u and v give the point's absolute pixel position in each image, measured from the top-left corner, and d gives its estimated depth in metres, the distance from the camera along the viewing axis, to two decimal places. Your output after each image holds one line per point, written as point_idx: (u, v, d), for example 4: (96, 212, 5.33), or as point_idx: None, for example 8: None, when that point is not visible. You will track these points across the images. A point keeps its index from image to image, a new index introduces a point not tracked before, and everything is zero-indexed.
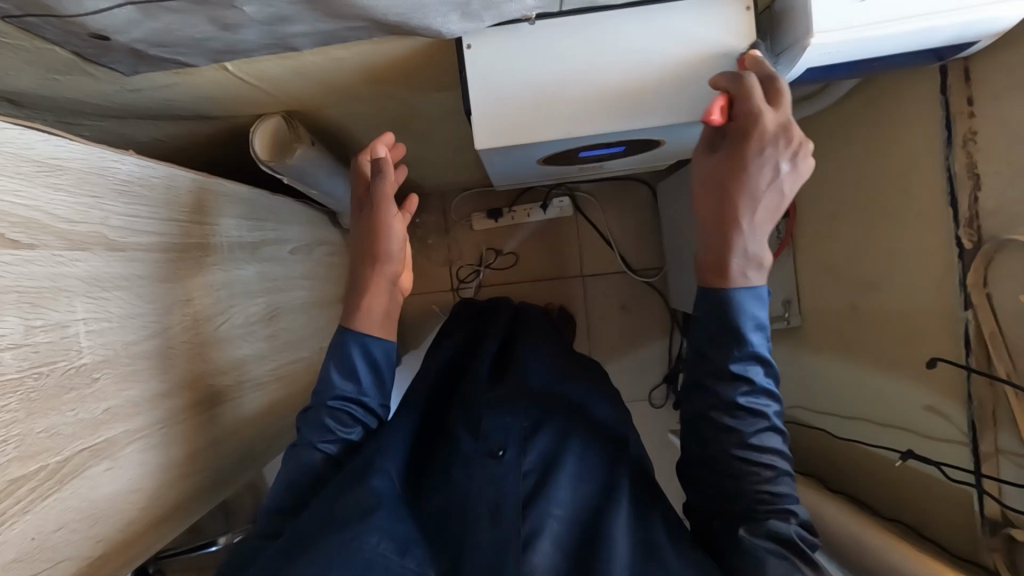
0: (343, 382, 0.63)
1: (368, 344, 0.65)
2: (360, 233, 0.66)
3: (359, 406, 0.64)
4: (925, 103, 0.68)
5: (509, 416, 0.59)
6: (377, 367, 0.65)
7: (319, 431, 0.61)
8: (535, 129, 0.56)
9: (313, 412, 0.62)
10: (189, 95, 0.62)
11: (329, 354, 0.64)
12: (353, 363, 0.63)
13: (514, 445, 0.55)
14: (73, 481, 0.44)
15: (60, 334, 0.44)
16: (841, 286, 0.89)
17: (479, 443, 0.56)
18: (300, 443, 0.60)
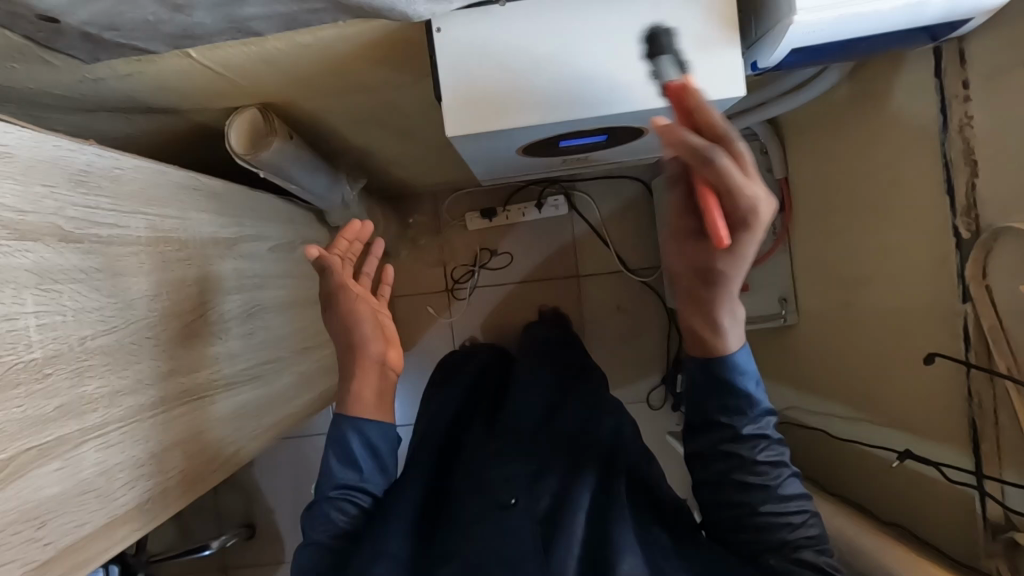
0: (342, 471, 0.63)
1: (365, 429, 0.64)
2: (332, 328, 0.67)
3: (362, 493, 0.64)
4: (921, 87, 0.66)
5: (512, 467, 0.63)
6: (376, 450, 0.65)
7: (326, 526, 0.60)
8: (509, 114, 0.53)
9: (319, 508, 0.62)
10: (155, 86, 0.61)
11: (326, 444, 0.64)
12: (349, 449, 0.63)
13: (523, 495, 0.59)
14: (19, 480, 0.42)
15: (7, 327, 0.43)
16: (835, 283, 0.87)
17: (489, 496, 0.60)
18: (307, 543, 0.60)
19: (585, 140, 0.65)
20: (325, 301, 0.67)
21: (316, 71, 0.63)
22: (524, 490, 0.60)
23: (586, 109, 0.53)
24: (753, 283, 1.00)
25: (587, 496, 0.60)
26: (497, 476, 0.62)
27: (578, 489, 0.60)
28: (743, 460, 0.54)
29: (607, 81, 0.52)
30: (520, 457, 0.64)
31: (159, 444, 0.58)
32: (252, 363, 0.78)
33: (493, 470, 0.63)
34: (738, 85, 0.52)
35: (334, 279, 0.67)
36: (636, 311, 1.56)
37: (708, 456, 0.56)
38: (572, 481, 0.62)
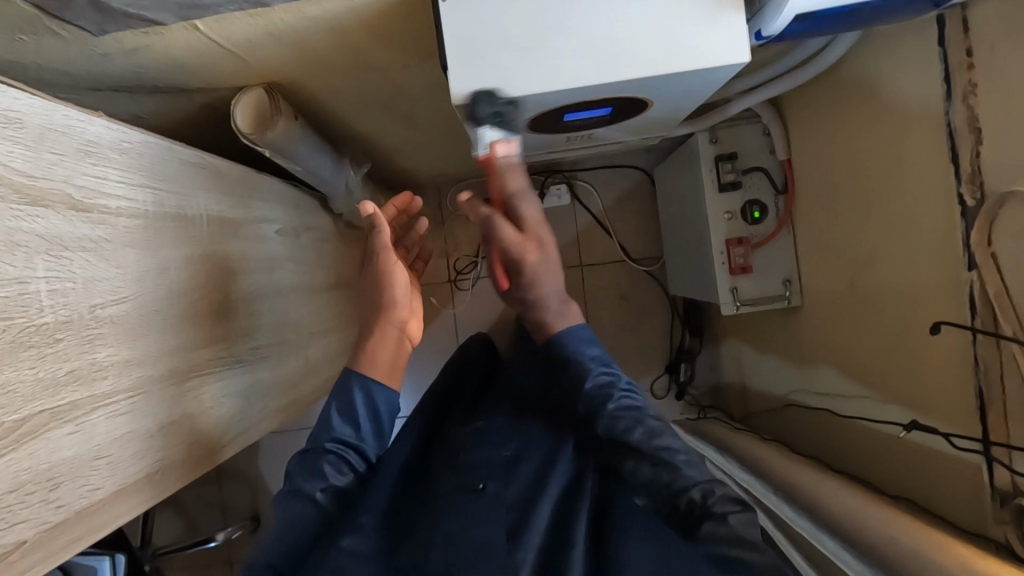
0: (341, 425, 0.69)
1: (371, 390, 0.72)
2: (368, 284, 0.75)
3: (356, 451, 0.68)
4: (923, 57, 0.66)
5: (486, 452, 0.65)
6: (376, 414, 0.71)
7: (315, 474, 0.64)
8: (514, 82, 0.54)
9: (313, 458, 0.66)
10: (162, 62, 0.61)
11: (331, 396, 0.71)
12: (350, 406, 0.70)
13: (493, 478, 0.62)
14: (32, 442, 0.42)
15: (19, 290, 0.43)
16: (840, 261, 0.87)
17: (465, 477, 0.63)
18: (294, 490, 0.63)
19: (590, 113, 0.65)
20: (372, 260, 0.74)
21: (321, 46, 0.64)
22: (494, 474, 0.62)
23: (592, 77, 0.53)
24: (757, 264, 1.01)
25: (559, 481, 0.60)
26: (473, 460, 0.65)
27: (551, 467, 0.62)
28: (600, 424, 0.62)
29: (613, 49, 0.53)
30: (493, 445, 0.66)
31: (169, 417, 0.58)
32: (259, 344, 0.78)
33: (472, 453, 0.66)
34: (742, 54, 0.52)
35: (382, 236, 0.73)
36: (640, 300, 1.56)
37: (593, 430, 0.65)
38: (547, 462, 0.63)
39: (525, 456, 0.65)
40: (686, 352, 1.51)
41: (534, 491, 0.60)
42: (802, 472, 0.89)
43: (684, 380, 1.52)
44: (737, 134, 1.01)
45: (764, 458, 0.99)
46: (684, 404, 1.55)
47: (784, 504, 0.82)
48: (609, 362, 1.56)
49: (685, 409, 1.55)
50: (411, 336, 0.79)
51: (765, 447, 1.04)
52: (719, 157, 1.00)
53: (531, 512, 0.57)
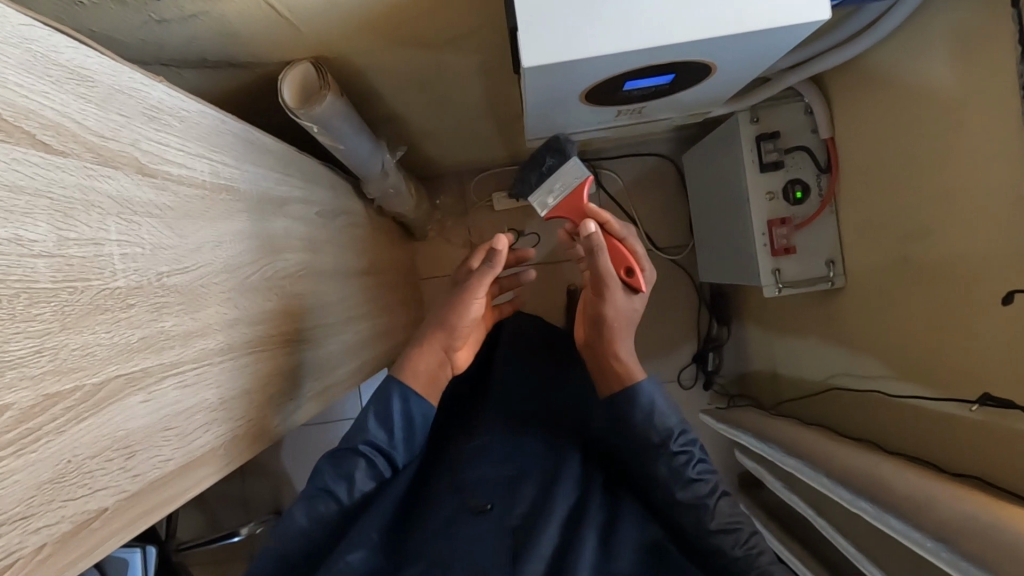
0: (376, 430, 0.69)
1: (409, 399, 0.71)
2: (442, 306, 0.77)
3: (385, 458, 0.69)
4: (992, 22, 0.64)
5: (490, 470, 0.70)
6: (410, 422, 0.71)
7: (346, 480, 0.66)
8: (586, 42, 0.52)
9: (345, 461, 0.66)
10: (217, 29, 0.60)
11: (372, 400, 0.70)
12: (389, 412, 0.70)
13: (498, 500, 0.67)
14: (109, 408, 0.41)
15: (94, 251, 0.42)
16: (894, 235, 0.85)
17: (464, 497, 0.67)
18: (323, 489, 0.65)
19: (651, 81, 0.63)
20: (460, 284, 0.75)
21: (374, 12, 0.62)
22: (498, 497, 0.67)
23: (667, 36, 0.52)
24: (800, 244, 0.99)
25: (562, 507, 0.65)
26: (474, 481, 0.69)
27: (552, 492, 0.67)
28: (664, 456, 0.67)
29: (689, 9, 0.51)
30: (500, 460, 0.72)
31: (228, 392, 0.57)
32: (304, 325, 0.77)
33: (471, 471, 0.71)
34: (822, 10, 0.51)
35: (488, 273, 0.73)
36: (666, 289, 1.54)
37: (650, 454, 0.68)
38: (546, 485, 0.68)
39: (526, 477, 0.70)
40: (714, 341, 1.49)
41: (535, 515, 0.64)
42: (852, 455, 0.87)
43: (712, 369, 1.50)
44: (779, 114, 1.00)
45: (809, 442, 0.98)
46: (711, 395, 1.53)
47: (838, 487, 0.80)
48: (635, 352, 1.54)
49: (712, 399, 1.54)
50: (456, 363, 0.80)
51: (807, 433, 1.03)
52: (760, 136, 1.00)
53: (536, 535, 0.61)
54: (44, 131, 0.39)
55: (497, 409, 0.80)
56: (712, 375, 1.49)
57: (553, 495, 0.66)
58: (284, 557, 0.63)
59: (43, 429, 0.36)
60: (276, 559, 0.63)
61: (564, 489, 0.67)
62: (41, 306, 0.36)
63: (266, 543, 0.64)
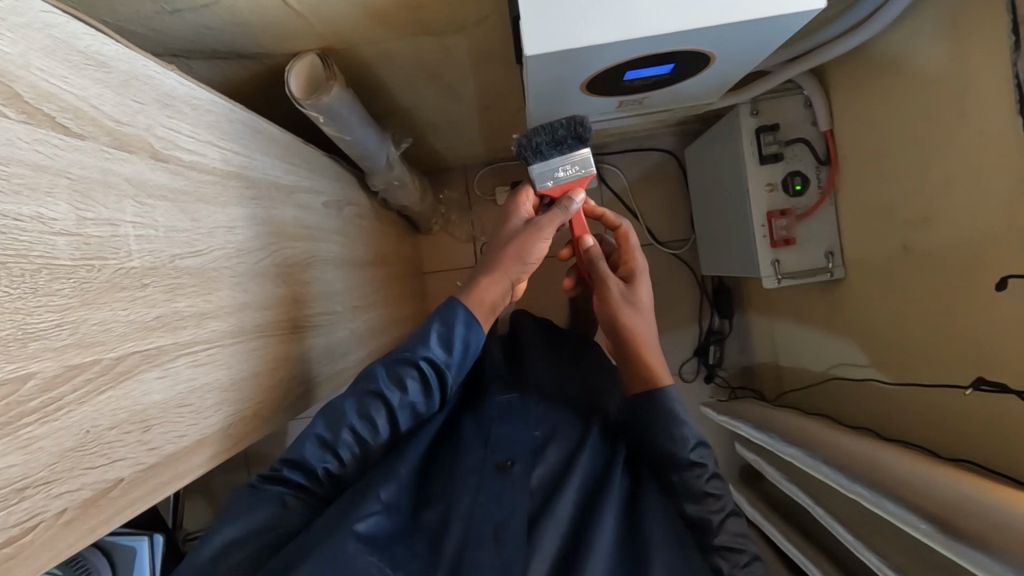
0: (437, 350, 0.66)
1: (471, 325, 0.68)
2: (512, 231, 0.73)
3: (437, 374, 0.67)
4: (986, 12, 0.65)
5: (517, 430, 0.72)
6: (467, 346, 0.68)
7: (401, 388, 0.64)
8: (589, 32, 0.53)
9: (402, 370, 0.65)
10: (226, 21, 0.62)
11: (435, 314, 0.67)
12: (452, 335, 0.67)
13: (521, 460, 0.68)
14: (127, 382, 0.43)
15: (112, 231, 0.43)
16: (891, 225, 0.86)
17: (488, 454, 0.69)
18: (377, 393, 0.64)
19: (652, 70, 0.64)
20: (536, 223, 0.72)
21: (382, 4, 0.64)
22: (523, 457, 0.68)
23: (668, 25, 0.53)
24: (801, 236, 1.00)
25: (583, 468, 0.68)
26: (501, 436, 0.71)
27: (573, 458, 0.69)
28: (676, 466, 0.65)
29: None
30: (526, 423, 0.74)
31: (239, 373, 0.58)
32: (313, 313, 0.79)
33: (499, 428, 0.72)
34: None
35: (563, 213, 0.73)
36: (668, 283, 1.55)
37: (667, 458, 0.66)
38: (573, 450, 0.71)
39: (552, 441, 0.72)
40: (715, 334, 1.50)
41: (555, 481, 0.67)
42: (851, 442, 0.88)
43: (713, 362, 1.51)
44: (779, 107, 1.01)
45: (808, 431, 0.99)
46: (713, 388, 1.55)
47: (836, 474, 0.81)
48: None
49: (714, 392, 1.55)
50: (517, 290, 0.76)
51: (807, 423, 1.04)
52: (761, 129, 1.01)
53: (554, 498, 0.64)
54: (64, 113, 0.40)
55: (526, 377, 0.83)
56: (714, 368, 1.51)
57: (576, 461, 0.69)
58: (325, 445, 0.63)
59: (64, 399, 0.37)
60: (315, 445, 0.63)
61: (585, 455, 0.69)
62: (62, 281, 0.38)
63: (310, 426, 0.63)
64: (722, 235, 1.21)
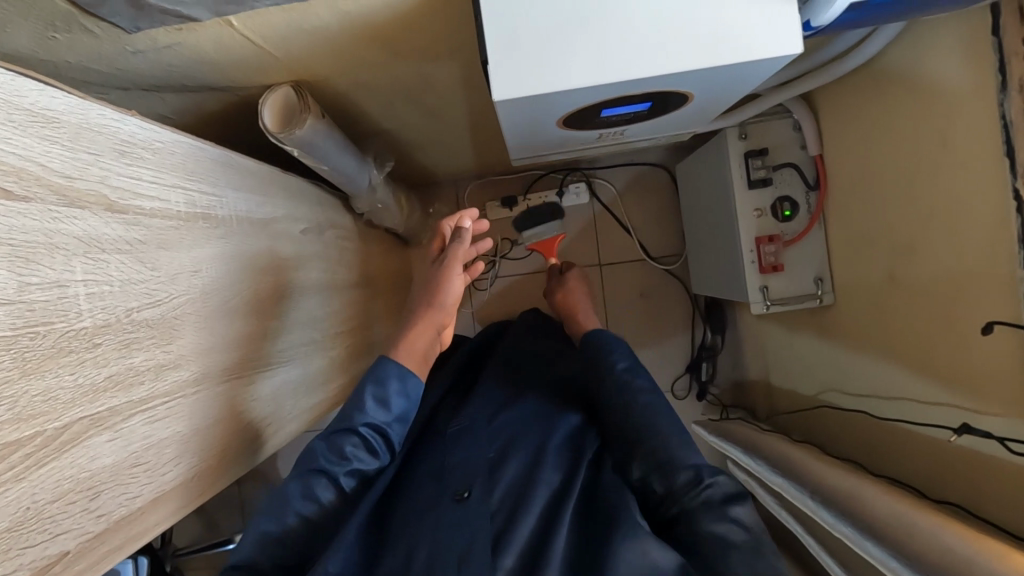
0: (374, 411, 0.72)
1: (407, 379, 0.76)
2: (427, 282, 0.83)
3: (379, 434, 0.73)
4: (970, 47, 0.63)
5: (472, 459, 0.73)
6: (406, 397, 0.75)
7: (341, 457, 0.69)
8: (558, 78, 0.51)
9: (341, 438, 0.70)
10: (193, 59, 0.60)
11: (369, 378, 0.74)
12: (385, 391, 0.74)
13: (477, 487, 0.67)
14: (73, 449, 0.42)
15: (59, 294, 0.42)
16: (879, 255, 0.85)
17: (445, 487, 0.69)
18: (318, 468, 0.68)
19: (629, 108, 0.63)
20: (440, 262, 0.83)
21: (354, 40, 0.62)
22: (479, 482, 0.68)
23: (640, 71, 0.51)
24: (789, 261, 0.98)
25: (544, 492, 0.66)
26: (457, 468, 0.72)
27: (533, 473, 0.68)
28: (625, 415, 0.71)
29: (660, 44, 0.51)
30: (481, 448, 0.74)
31: (201, 421, 0.57)
32: (288, 345, 0.78)
33: (454, 458, 0.74)
34: (794, 43, 0.50)
35: (460, 247, 0.83)
36: (661, 299, 1.54)
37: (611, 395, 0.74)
38: (530, 466, 0.70)
39: (509, 460, 0.71)
40: (707, 351, 1.49)
41: (517, 499, 0.65)
42: (838, 474, 0.87)
43: (705, 380, 1.50)
44: (768, 130, 0.99)
45: (795, 458, 0.97)
46: (705, 405, 1.53)
47: (821, 508, 0.80)
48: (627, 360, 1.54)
49: (706, 409, 1.53)
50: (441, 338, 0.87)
51: (795, 450, 1.02)
52: (749, 153, 0.99)
53: (517, 519, 0.62)
54: (5, 177, 0.39)
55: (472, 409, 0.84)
56: (706, 384, 1.49)
57: (536, 480, 0.67)
58: (273, 536, 0.65)
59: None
60: (263, 537, 0.65)
61: (547, 472, 0.68)
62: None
63: (255, 522, 0.66)
64: (711, 257, 1.19)
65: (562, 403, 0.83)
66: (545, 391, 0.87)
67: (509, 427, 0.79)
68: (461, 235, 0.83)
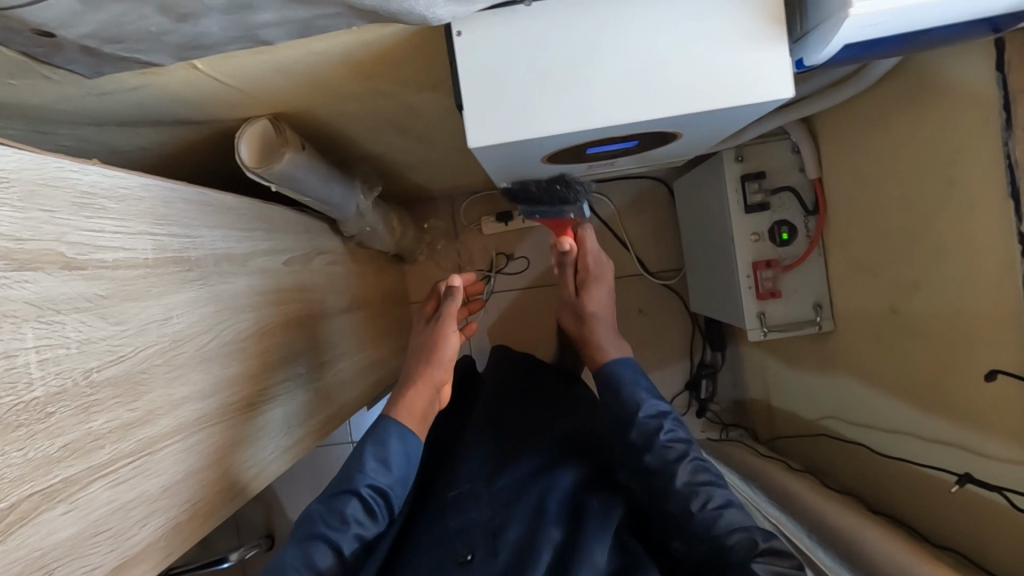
0: (374, 471, 0.75)
1: (408, 439, 0.79)
2: (423, 340, 0.87)
3: (383, 495, 0.75)
4: (976, 79, 0.60)
5: (476, 519, 0.76)
6: (407, 458, 0.78)
7: (341, 520, 0.70)
8: (535, 124, 0.49)
9: (342, 501, 0.72)
10: (162, 99, 0.58)
11: (369, 441, 0.77)
12: (386, 452, 0.77)
13: (479, 548, 0.72)
14: (24, 528, 0.40)
15: (7, 365, 0.40)
16: (880, 288, 0.82)
17: (447, 549, 0.73)
18: (318, 534, 0.69)
19: (615, 146, 0.60)
20: (437, 321, 0.87)
21: (329, 78, 0.60)
22: (481, 544, 0.73)
23: (621, 117, 0.49)
24: (787, 288, 0.96)
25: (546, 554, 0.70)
26: (455, 532, 0.75)
27: (530, 539, 0.72)
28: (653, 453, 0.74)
29: (641, 89, 0.49)
30: (480, 509, 0.78)
31: (172, 476, 0.55)
32: (275, 383, 0.77)
33: (452, 522, 0.77)
34: (788, 84, 0.48)
35: (452, 304, 0.87)
36: (659, 315, 1.51)
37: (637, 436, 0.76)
38: (531, 523, 0.75)
39: (508, 525, 0.75)
40: (707, 369, 1.46)
41: (521, 556, 0.71)
42: (836, 510, 0.84)
43: (705, 397, 1.46)
44: (765, 153, 0.97)
45: (794, 490, 0.95)
46: (704, 422, 1.50)
47: (819, 547, 0.77)
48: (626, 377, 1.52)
49: (705, 427, 1.50)
50: (443, 398, 0.88)
51: (795, 480, 0.99)
52: (746, 176, 0.96)
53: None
54: None
55: (466, 462, 0.87)
56: (706, 402, 1.46)
57: (540, 537, 0.72)
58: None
59: None
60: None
61: (549, 528, 0.73)
62: None
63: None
64: (706, 278, 1.17)
65: (556, 457, 0.87)
66: (539, 439, 0.91)
67: (511, 488, 0.81)
68: (452, 293, 0.88)
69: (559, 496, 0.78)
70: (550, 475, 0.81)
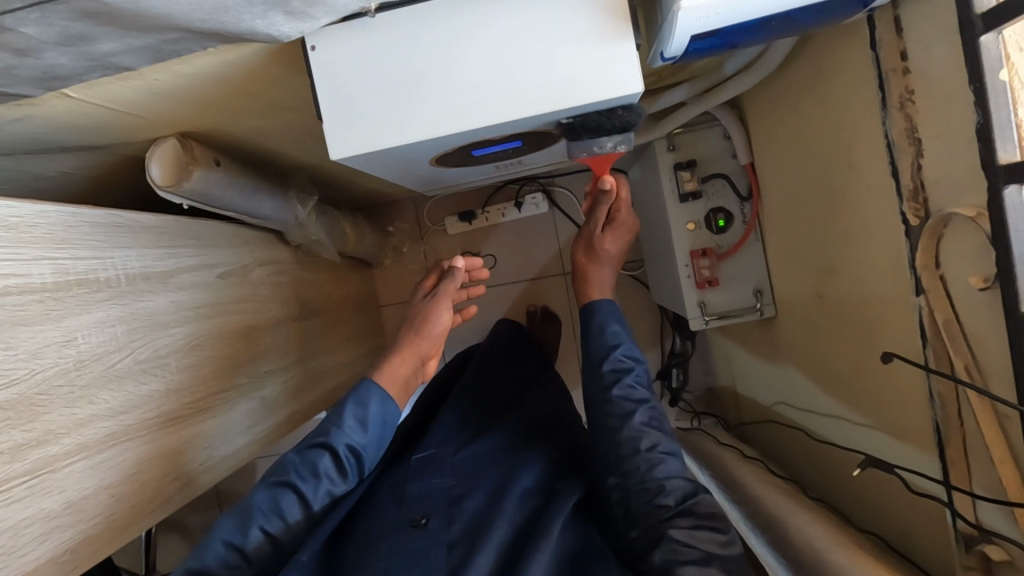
0: (352, 429, 0.76)
1: (387, 406, 0.79)
2: (415, 315, 0.91)
3: (355, 453, 0.75)
4: (860, 58, 0.60)
5: (435, 488, 0.75)
6: (382, 422, 0.78)
7: (313, 473, 0.72)
8: (393, 134, 0.50)
9: (315, 454, 0.73)
10: (56, 127, 0.60)
11: (348, 399, 0.78)
12: (366, 412, 0.77)
13: (435, 516, 0.71)
14: None
15: None
16: (807, 273, 0.81)
17: (403, 512, 0.72)
18: (288, 482, 0.71)
19: (501, 147, 0.61)
20: (433, 297, 0.91)
21: (215, 96, 0.61)
22: (439, 512, 0.72)
23: (478, 121, 0.50)
24: (725, 276, 0.96)
25: (503, 527, 0.70)
26: (417, 496, 0.74)
27: (493, 506, 0.73)
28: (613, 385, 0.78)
29: (497, 93, 0.49)
30: (442, 477, 0.77)
31: (76, 492, 0.58)
32: (208, 393, 0.78)
33: (415, 486, 0.76)
34: (635, 83, 0.48)
35: (452, 281, 0.91)
36: (627, 307, 1.50)
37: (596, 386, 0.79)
38: (493, 497, 0.75)
39: (469, 494, 0.75)
40: (677, 359, 1.44)
41: (476, 528, 0.70)
42: (776, 496, 0.83)
43: (676, 386, 1.45)
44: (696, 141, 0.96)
45: (742, 477, 0.94)
46: (677, 411, 1.48)
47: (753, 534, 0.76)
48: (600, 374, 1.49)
49: (679, 416, 1.49)
50: (428, 370, 0.91)
51: (747, 467, 0.98)
52: (677, 165, 0.95)
53: (474, 552, 0.67)
54: None
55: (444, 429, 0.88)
56: (677, 392, 1.45)
57: (501, 509, 0.72)
58: (234, 547, 0.67)
59: None
60: (224, 548, 0.67)
61: (509, 505, 0.73)
62: None
63: (217, 528, 0.68)
64: (653, 271, 1.15)
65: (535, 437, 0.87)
66: (514, 420, 0.91)
67: (485, 464, 0.81)
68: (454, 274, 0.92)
69: (524, 477, 0.78)
70: (524, 458, 0.82)
